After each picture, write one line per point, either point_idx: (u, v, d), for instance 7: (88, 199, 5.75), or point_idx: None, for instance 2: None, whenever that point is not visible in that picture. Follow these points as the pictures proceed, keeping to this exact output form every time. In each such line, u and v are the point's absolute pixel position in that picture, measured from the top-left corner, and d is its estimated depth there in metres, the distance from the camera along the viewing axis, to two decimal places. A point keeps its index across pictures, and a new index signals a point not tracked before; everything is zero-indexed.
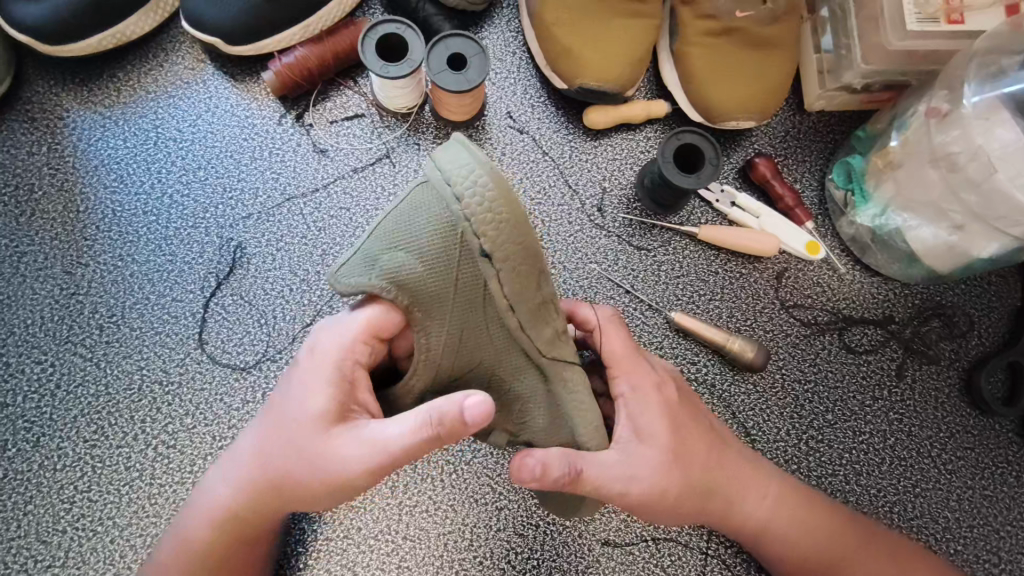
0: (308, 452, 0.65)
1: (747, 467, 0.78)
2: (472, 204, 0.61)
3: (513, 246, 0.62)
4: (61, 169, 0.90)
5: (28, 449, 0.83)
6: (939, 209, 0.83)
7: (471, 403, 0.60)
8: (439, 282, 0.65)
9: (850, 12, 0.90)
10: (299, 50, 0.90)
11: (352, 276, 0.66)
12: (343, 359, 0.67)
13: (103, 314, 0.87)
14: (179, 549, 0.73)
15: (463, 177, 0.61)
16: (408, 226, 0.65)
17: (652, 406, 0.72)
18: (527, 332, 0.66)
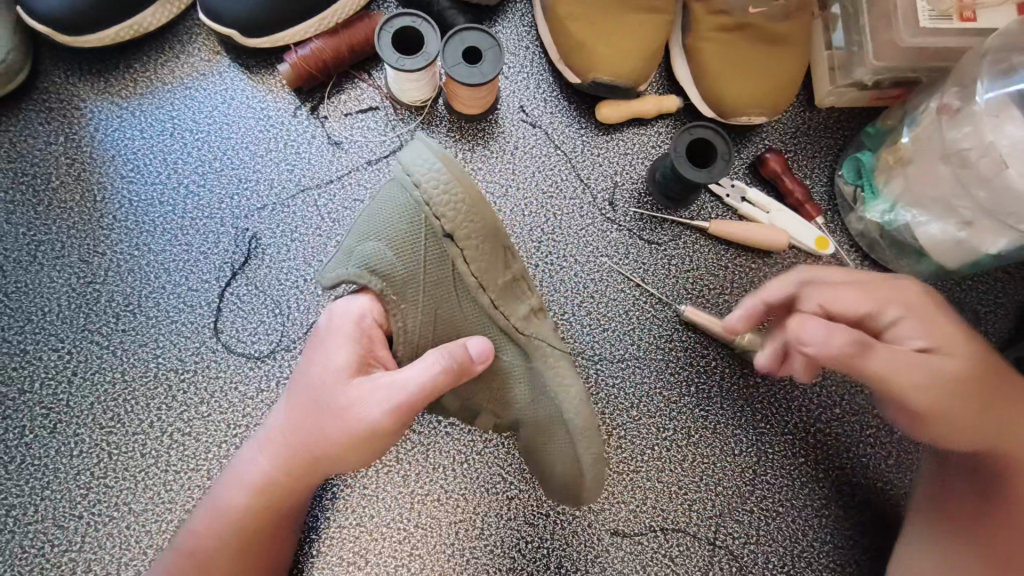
0: (339, 405, 0.68)
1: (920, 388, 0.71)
2: (428, 188, 0.68)
3: (472, 226, 0.70)
4: (78, 159, 0.91)
5: (45, 435, 0.84)
6: (949, 205, 0.84)
7: (474, 344, 0.71)
8: (410, 266, 0.72)
9: (861, 9, 0.91)
10: (315, 42, 0.91)
11: (334, 272, 0.74)
12: (360, 321, 0.73)
13: (120, 302, 0.88)
14: (215, 520, 0.73)
15: (421, 166, 0.68)
16: (376, 223, 0.72)
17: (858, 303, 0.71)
18: (498, 308, 0.74)
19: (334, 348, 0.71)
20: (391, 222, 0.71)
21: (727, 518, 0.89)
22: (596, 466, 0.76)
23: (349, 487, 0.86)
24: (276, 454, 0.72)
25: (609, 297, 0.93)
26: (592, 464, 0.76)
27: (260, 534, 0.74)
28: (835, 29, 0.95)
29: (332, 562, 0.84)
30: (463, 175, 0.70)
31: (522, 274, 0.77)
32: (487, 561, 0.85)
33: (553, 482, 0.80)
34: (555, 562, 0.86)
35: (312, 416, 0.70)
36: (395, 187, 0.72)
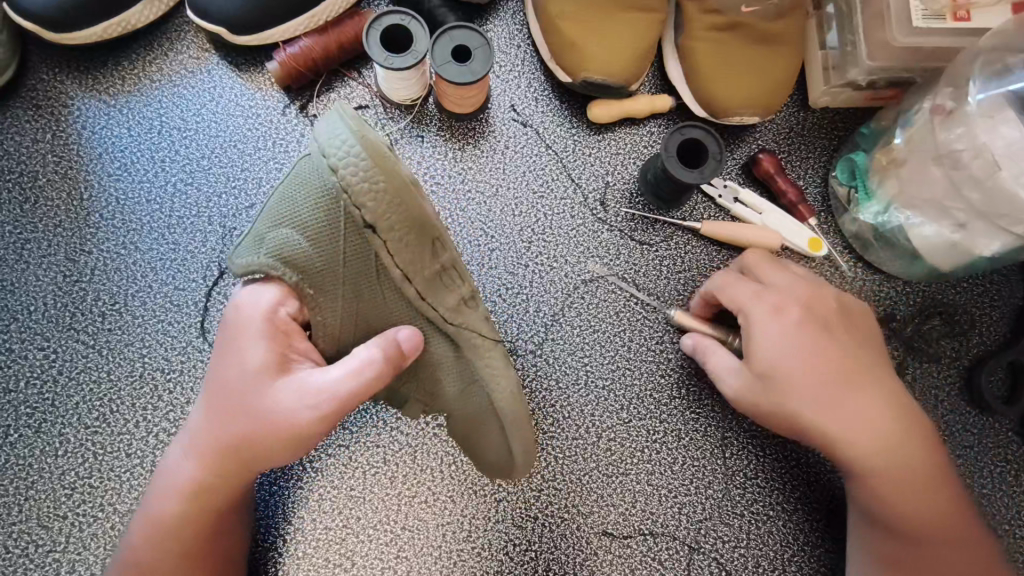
0: (265, 405, 0.66)
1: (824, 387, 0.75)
2: (345, 174, 0.63)
3: (397, 216, 0.64)
4: (65, 156, 0.90)
5: (30, 435, 0.84)
6: (942, 207, 0.83)
7: (404, 335, 0.68)
8: (327, 257, 0.68)
9: (856, 8, 0.90)
10: (304, 40, 0.90)
11: (246, 256, 0.70)
12: (275, 314, 0.69)
13: (106, 301, 0.87)
14: (148, 530, 0.71)
15: (339, 150, 0.63)
16: (293, 208, 0.67)
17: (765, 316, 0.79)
18: (425, 300, 0.69)
19: (248, 344, 0.68)
20: (307, 208, 0.67)
21: (716, 521, 0.88)
22: (523, 450, 0.76)
23: (336, 489, 0.85)
24: (203, 459, 0.69)
25: (599, 298, 0.93)
26: (520, 450, 0.76)
27: (205, 544, 0.72)
28: (829, 28, 0.94)
29: (318, 564, 0.83)
30: (386, 156, 0.63)
31: (454, 264, 0.71)
32: (474, 563, 0.85)
33: (486, 458, 0.80)
34: (544, 565, 0.85)
35: (239, 420, 0.67)
36: (314, 167, 0.66)
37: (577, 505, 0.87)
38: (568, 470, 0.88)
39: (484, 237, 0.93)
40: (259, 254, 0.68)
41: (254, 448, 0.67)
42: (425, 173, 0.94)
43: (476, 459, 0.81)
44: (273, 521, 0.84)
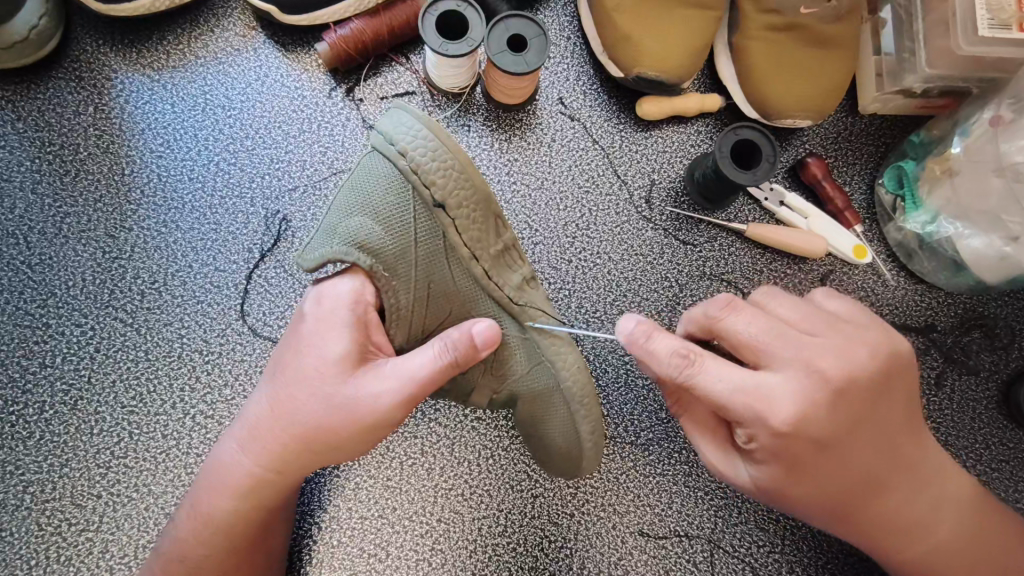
0: (337, 399, 0.64)
1: (877, 434, 0.65)
2: (412, 154, 0.66)
3: (464, 193, 0.67)
4: (107, 131, 0.89)
5: (65, 412, 0.82)
6: (997, 219, 0.83)
7: (480, 328, 0.66)
8: (400, 241, 0.69)
9: (915, 15, 0.89)
10: (354, 22, 0.88)
11: (313, 252, 0.70)
12: (357, 305, 0.69)
13: (145, 280, 0.86)
14: (200, 526, 0.70)
15: (404, 133, 0.67)
16: (355, 199, 0.69)
17: (808, 360, 0.61)
18: (491, 279, 0.71)
19: (326, 335, 0.67)
20: (377, 196, 0.68)
21: (752, 526, 0.87)
22: (593, 436, 0.75)
23: (372, 478, 0.85)
24: (264, 450, 0.67)
25: (642, 297, 0.92)
26: (591, 436, 0.74)
27: (251, 535, 0.71)
28: (885, 34, 0.93)
29: (352, 553, 0.83)
30: (448, 137, 0.67)
31: (514, 242, 0.74)
32: (509, 558, 0.84)
33: (547, 450, 0.78)
34: (578, 563, 0.85)
35: (307, 413, 0.65)
36: (375, 157, 0.69)
37: (613, 504, 0.86)
38: (605, 468, 0.87)
39: (528, 230, 0.92)
40: (330, 246, 0.69)
41: (325, 443, 0.66)
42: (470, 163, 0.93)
43: (541, 453, 0.79)
44: (308, 508, 0.84)
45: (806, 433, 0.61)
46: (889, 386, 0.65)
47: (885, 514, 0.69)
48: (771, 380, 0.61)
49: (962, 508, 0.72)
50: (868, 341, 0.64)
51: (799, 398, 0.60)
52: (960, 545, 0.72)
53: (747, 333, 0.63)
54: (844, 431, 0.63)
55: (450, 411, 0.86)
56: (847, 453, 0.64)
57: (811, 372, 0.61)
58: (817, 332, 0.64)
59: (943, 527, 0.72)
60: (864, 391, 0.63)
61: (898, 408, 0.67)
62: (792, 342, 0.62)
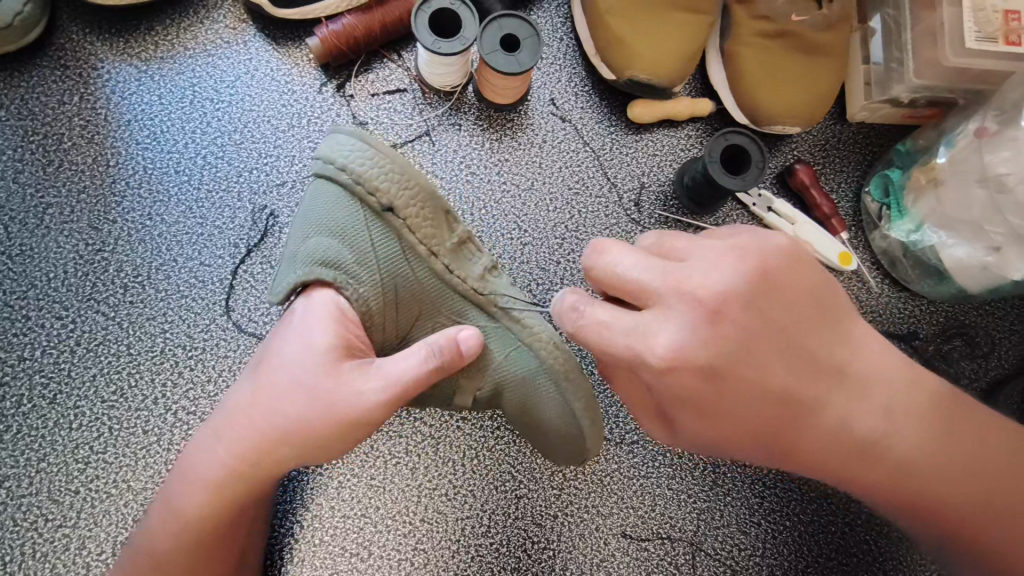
0: (319, 399, 0.64)
1: (778, 343, 0.61)
2: (349, 166, 0.68)
3: (407, 193, 0.69)
4: (92, 121, 0.87)
5: (43, 406, 0.81)
6: (979, 228, 0.84)
7: (465, 335, 0.69)
8: (360, 254, 0.69)
9: (904, 26, 0.90)
10: (346, 18, 0.88)
11: (280, 284, 0.70)
12: (340, 312, 0.68)
13: (128, 273, 0.85)
14: (171, 518, 0.69)
15: (340, 148, 0.68)
16: (310, 225, 0.70)
17: (677, 290, 0.59)
18: (453, 273, 0.72)
19: (312, 337, 0.65)
20: (331, 213, 0.69)
21: (734, 529, 0.88)
22: (585, 410, 0.75)
23: (355, 477, 0.84)
24: (240, 442, 0.66)
25: None
26: (584, 411, 0.75)
27: (221, 532, 0.69)
28: (874, 42, 0.94)
29: (334, 552, 0.82)
30: (381, 143, 0.68)
31: (470, 235, 0.74)
32: (492, 559, 0.84)
33: (544, 435, 0.77)
34: (561, 564, 0.85)
35: (286, 409, 0.64)
36: (320, 181, 0.70)
37: (597, 505, 0.86)
38: (589, 469, 0.87)
39: (517, 231, 0.92)
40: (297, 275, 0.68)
41: (303, 443, 0.65)
42: (461, 162, 0.92)
43: (542, 445, 0.79)
44: (291, 506, 0.83)
45: (691, 362, 0.58)
46: (784, 293, 0.61)
47: (831, 440, 0.65)
48: (651, 315, 0.59)
49: (928, 419, 0.66)
50: (737, 250, 0.61)
51: (676, 332, 0.58)
52: (920, 455, 0.65)
53: (622, 271, 0.61)
54: (738, 357, 0.59)
55: (436, 411, 0.86)
56: (746, 374, 0.60)
57: (686, 298, 0.58)
58: (693, 261, 0.61)
59: (909, 442, 0.65)
60: (748, 303, 0.59)
61: (804, 318, 0.62)
62: (664, 275, 0.59)
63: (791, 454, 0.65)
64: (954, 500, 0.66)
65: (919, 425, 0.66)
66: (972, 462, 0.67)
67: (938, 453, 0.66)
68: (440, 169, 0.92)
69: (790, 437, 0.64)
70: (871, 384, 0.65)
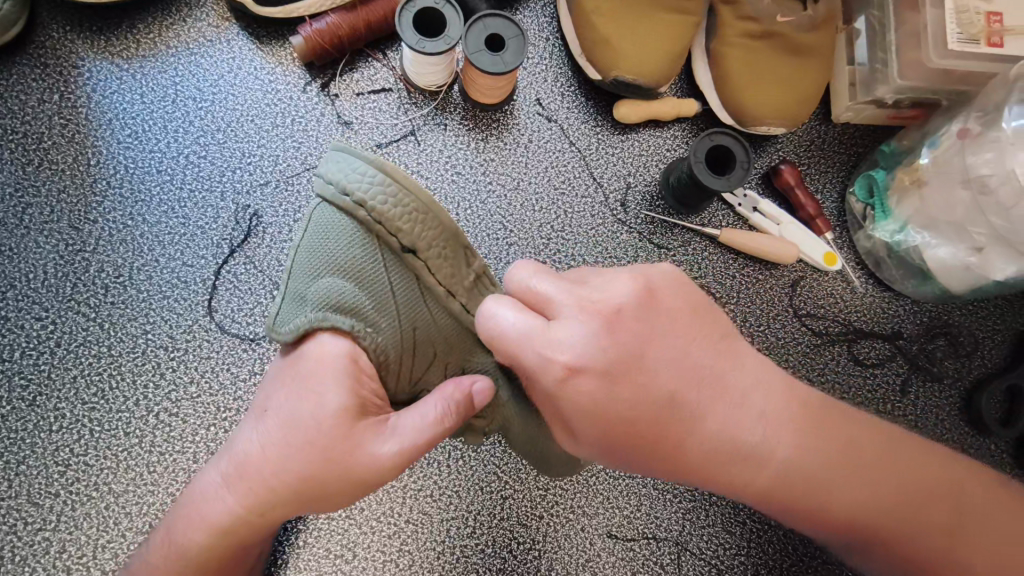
0: (331, 456, 0.62)
1: (661, 348, 0.58)
2: (369, 202, 0.65)
3: (430, 234, 0.67)
4: (72, 120, 0.86)
5: (24, 408, 0.80)
6: (962, 229, 0.84)
7: (478, 388, 0.67)
8: (376, 294, 0.69)
9: (889, 27, 0.90)
10: (331, 16, 0.87)
11: (290, 322, 0.68)
12: (353, 362, 0.67)
13: (110, 274, 0.84)
14: (174, 553, 0.68)
15: (356, 180, 0.65)
16: (323, 259, 0.68)
17: (576, 302, 0.58)
18: (469, 312, 0.72)
19: (326, 389, 0.64)
20: (347, 249, 0.67)
21: (719, 528, 0.88)
22: None
23: None
24: (249, 489, 0.65)
25: None
26: None
27: (225, 564, 0.70)
28: (859, 43, 0.95)
29: (318, 554, 0.82)
30: (401, 176, 0.65)
31: (485, 269, 0.73)
32: (478, 560, 0.84)
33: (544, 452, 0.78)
34: (546, 564, 0.85)
35: (295, 463, 0.63)
36: (330, 211, 0.68)
37: (583, 506, 0.86)
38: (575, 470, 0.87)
39: (503, 231, 0.91)
40: (313, 315, 0.67)
41: (314, 495, 0.64)
42: (446, 162, 0.92)
43: (538, 461, 0.79)
44: None
45: (592, 368, 0.56)
46: (669, 306, 0.60)
47: (727, 459, 0.60)
48: (554, 326, 0.57)
49: (827, 429, 0.62)
50: (634, 269, 0.61)
51: (578, 341, 0.56)
52: (822, 465, 0.61)
53: (525, 287, 0.60)
54: (627, 360, 0.57)
55: None
56: (634, 378, 0.57)
57: (589, 309, 0.57)
58: (593, 279, 0.60)
59: (812, 459, 0.61)
60: (643, 316, 0.58)
61: (688, 328, 0.60)
62: (564, 289, 0.59)
63: (687, 470, 0.61)
64: (869, 523, 0.61)
65: (818, 441, 0.61)
66: (881, 472, 0.62)
67: (843, 465, 0.62)
68: (425, 168, 0.91)
69: (675, 451, 0.60)
70: (754, 392, 0.61)
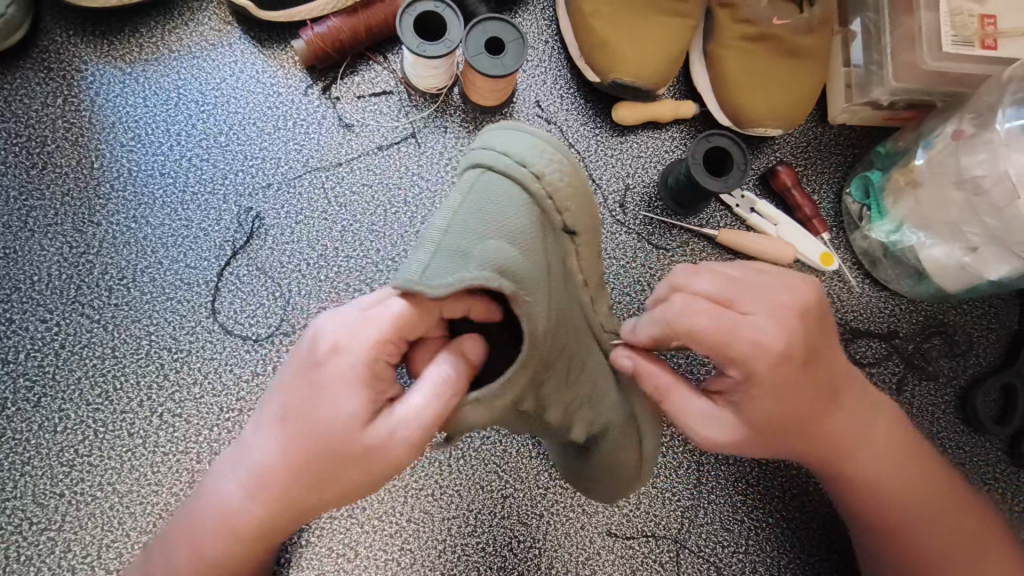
0: (340, 450, 0.61)
1: (823, 355, 0.68)
2: (547, 174, 0.69)
3: (586, 219, 0.72)
4: (76, 123, 0.87)
5: (28, 409, 0.81)
6: (956, 229, 0.85)
7: (470, 347, 0.66)
8: (538, 267, 0.68)
9: (884, 29, 0.91)
10: (332, 20, 0.88)
11: (442, 280, 0.63)
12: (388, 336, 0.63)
13: (113, 276, 0.85)
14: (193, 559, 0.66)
15: (527, 152, 0.69)
16: (503, 224, 0.67)
17: (762, 300, 0.66)
18: (594, 304, 0.76)
19: (329, 379, 0.62)
20: (493, 212, 0.67)
21: (717, 526, 0.89)
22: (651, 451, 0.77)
23: None
24: (263, 493, 0.62)
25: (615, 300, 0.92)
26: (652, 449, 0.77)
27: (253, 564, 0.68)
28: (855, 45, 0.95)
29: (321, 553, 0.83)
30: (575, 163, 0.72)
31: None
32: (479, 558, 0.85)
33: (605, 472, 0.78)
34: (546, 563, 0.86)
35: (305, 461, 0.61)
36: (495, 180, 0.69)
37: (582, 504, 0.87)
38: None
39: None
40: (461, 275, 0.63)
41: (330, 490, 0.62)
42: (447, 164, 0.92)
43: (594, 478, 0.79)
44: None
45: (770, 356, 0.65)
46: (829, 321, 0.70)
47: (821, 440, 0.70)
48: (745, 318, 0.65)
49: (907, 447, 0.73)
50: (798, 279, 0.69)
51: (778, 330, 0.65)
52: (895, 470, 0.72)
53: (692, 286, 0.67)
54: (794, 355, 0.66)
55: None
56: (801, 377, 0.66)
57: (772, 309, 0.66)
58: (758, 280, 0.68)
59: (878, 450, 0.72)
60: (812, 321, 0.67)
61: (834, 342, 0.70)
62: (745, 291, 0.67)
63: (797, 445, 0.71)
64: (889, 516, 0.73)
65: (898, 456, 0.72)
66: (933, 488, 0.73)
67: (909, 480, 0.72)
68: (426, 170, 0.92)
69: (793, 434, 0.70)
70: (865, 399, 0.72)
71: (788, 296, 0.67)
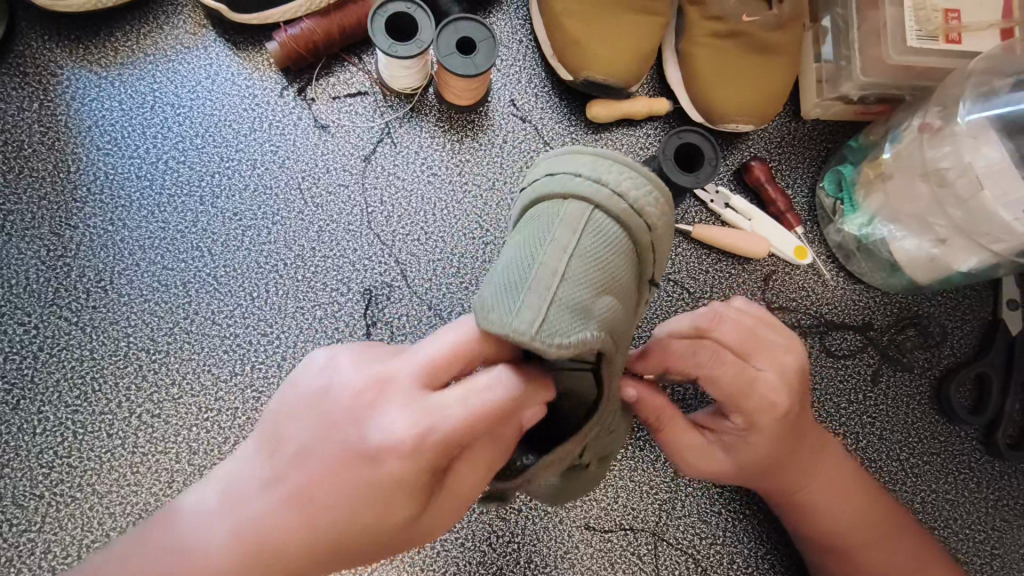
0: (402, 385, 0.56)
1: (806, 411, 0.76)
2: (650, 213, 0.65)
3: (663, 255, 0.69)
4: (52, 128, 0.88)
5: (7, 412, 0.82)
6: (925, 221, 0.86)
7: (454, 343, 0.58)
8: (624, 317, 0.63)
9: (852, 24, 0.92)
10: (305, 22, 0.89)
11: (565, 336, 0.55)
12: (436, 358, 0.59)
13: (91, 278, 0.85)
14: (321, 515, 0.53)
15: (633, 189, 0.64)
16: (600, 266, 0.61)
17: (776, 358, 0.72)
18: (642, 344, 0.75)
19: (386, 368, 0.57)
20: (603, 252, 0.61)
21: (695, 518, 0.90)
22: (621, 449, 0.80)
23: None
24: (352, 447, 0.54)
25: None
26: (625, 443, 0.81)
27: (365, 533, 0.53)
28: (826, 41, 0.97)
29: None
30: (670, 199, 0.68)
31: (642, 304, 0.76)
32: (458, 553, 0.86)
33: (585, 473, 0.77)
34: (525, 556, 0.87)
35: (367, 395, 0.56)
36: (598, 215, 0.62)
37: None
38: None
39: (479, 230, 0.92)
40: (577, 331, 0.57)
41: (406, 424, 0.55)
42: (422, 164, 0.93)
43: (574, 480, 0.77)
44: None
45: (775, 410, 0.71)
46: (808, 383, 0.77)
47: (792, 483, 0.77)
48: (760, 373, 0.71)
49: (869, 497, 0.80)
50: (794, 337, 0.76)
51: (785, 387, 0.72)
52: (852, 515, 0.78)
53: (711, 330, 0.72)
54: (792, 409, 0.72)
55: None
56: (791, 427, 0.74)
57: (777, 366, 0.72)
58: (769, 336, 0.74)
59: (838, 496, 0.78)
60: (803, 383, 0.75)
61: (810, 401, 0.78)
62: (760, 347, 0.72)
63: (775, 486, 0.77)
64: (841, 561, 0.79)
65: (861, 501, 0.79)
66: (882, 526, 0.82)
67: (867, 524, 0.78)
68: (402, 170, 0.93)
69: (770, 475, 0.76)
70: (829, 449, 0.79)
71: (794, 358, 0.74)
